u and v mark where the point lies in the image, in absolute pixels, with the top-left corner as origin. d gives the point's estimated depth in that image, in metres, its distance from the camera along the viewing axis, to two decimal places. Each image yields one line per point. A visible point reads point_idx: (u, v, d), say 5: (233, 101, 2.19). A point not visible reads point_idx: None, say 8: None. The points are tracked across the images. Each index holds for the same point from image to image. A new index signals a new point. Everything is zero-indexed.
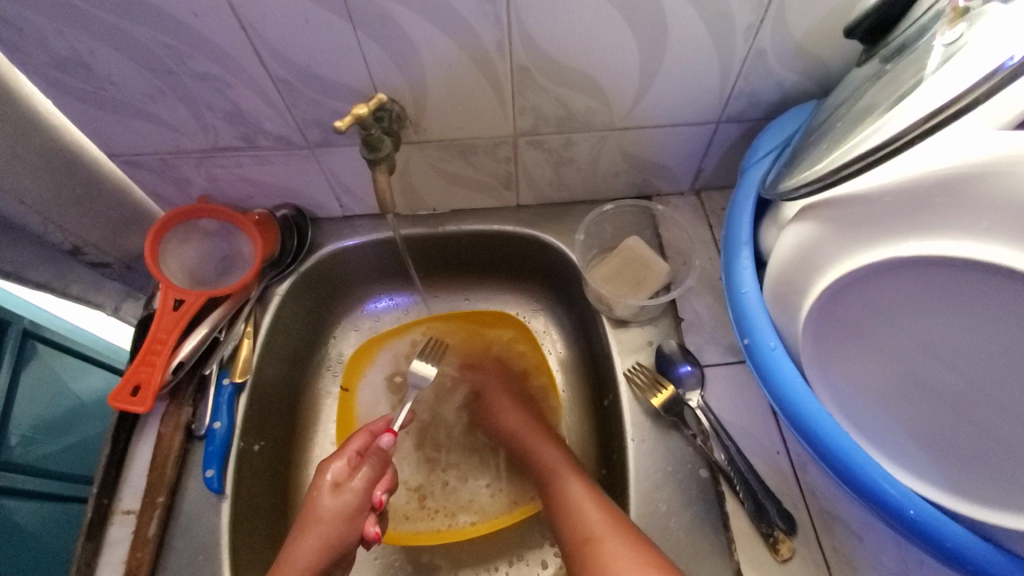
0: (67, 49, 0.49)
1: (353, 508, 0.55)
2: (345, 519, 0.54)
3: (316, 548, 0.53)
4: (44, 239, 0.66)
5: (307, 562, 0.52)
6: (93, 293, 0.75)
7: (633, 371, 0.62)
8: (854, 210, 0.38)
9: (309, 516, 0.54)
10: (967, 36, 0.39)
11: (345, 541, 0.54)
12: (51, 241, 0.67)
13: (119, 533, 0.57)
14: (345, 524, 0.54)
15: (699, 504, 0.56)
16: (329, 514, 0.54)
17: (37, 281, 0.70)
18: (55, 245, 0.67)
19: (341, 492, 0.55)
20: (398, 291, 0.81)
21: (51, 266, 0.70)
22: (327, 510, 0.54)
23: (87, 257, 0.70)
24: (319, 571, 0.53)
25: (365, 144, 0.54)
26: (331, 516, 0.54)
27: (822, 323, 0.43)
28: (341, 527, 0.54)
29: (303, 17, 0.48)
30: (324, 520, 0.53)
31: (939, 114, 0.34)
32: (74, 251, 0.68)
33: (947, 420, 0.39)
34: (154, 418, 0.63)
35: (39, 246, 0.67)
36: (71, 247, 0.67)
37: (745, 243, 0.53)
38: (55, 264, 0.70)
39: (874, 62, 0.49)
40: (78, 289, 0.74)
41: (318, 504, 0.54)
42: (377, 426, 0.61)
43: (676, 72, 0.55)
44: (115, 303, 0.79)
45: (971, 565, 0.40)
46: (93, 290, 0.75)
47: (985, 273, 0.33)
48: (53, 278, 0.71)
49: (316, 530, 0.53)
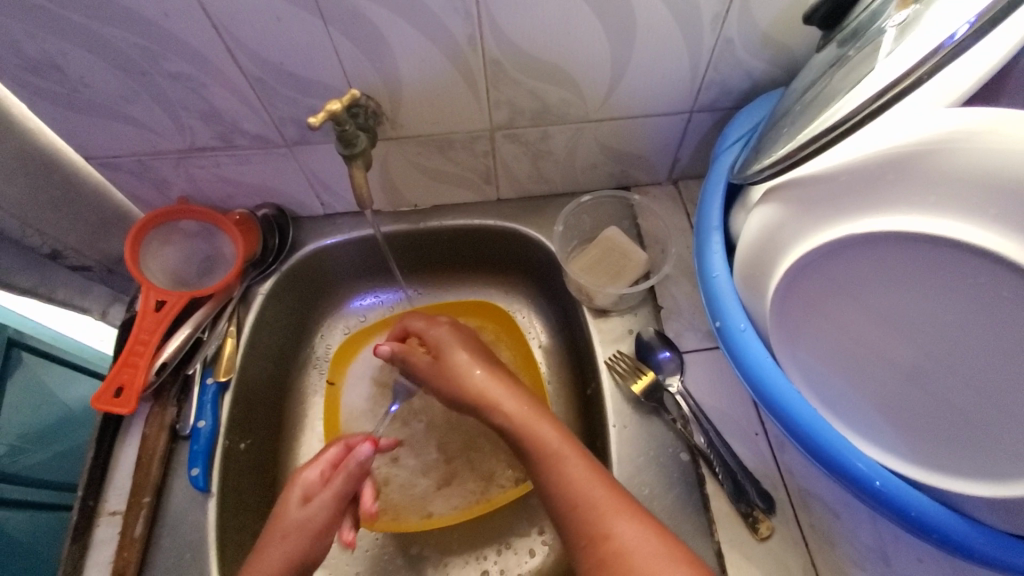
0: (39, 51, 0.50)
1: (321, 523, 0.54)
2: (311, 533, 0.53)
3: (279, 561, 0.51)
4: (22, 244, 0.66)
5: None
6: (78, 297, 0.76)
7: (613, 359, 0.63)
8: (812, 190, 0.40)
9: (276, 527, 0.54)
10: (917, 20, 0.40)
11: (312, 554, 0.53)
12: (29, 245, 0.67)
13: (105, 534, 0.57)
14: (313, 538, 0.53)
15: (679, 487, 0.57)
16: (296, 528, 0.53)
17: (22, 287, 0.71)
18: (34, 250, 0.68)
19: (310, 505, 0.55)
20: (383, 288, 0.82)
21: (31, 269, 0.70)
22: (297, 522, 0.54)
23: (67, 261, 0.70)
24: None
25: (341, 139, 0.54)
26: (296, 530, 0.53)
27: (788, 303, 0.44)
28: (307, 542, 0.53)
29: (275, 16, 0.48)
30: (289, 535, 0.53)
31: (886, 93, 0.35)
32: (54, 255, 0.69)
33: (908, 394, 0.40)
34: (139, 419, 0.63)
35: (19, 254, 0.68)
36: (51, 251, 0.68)
37: (715, 228, 0.54)
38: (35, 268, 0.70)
39: (831, 47, 0.50)
40: (64, 294, 0.75)
41: (287, 518, 0.54)
42: (355, 438, 0.60)
43: (648, 62, 0.55)
44: (102, 307, 0.79)
45: (935, 532, 0.41)
46: (79, 293, 0.76)
47: (936, 248, 0.34)
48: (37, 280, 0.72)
49: (280, 544, 0.52)
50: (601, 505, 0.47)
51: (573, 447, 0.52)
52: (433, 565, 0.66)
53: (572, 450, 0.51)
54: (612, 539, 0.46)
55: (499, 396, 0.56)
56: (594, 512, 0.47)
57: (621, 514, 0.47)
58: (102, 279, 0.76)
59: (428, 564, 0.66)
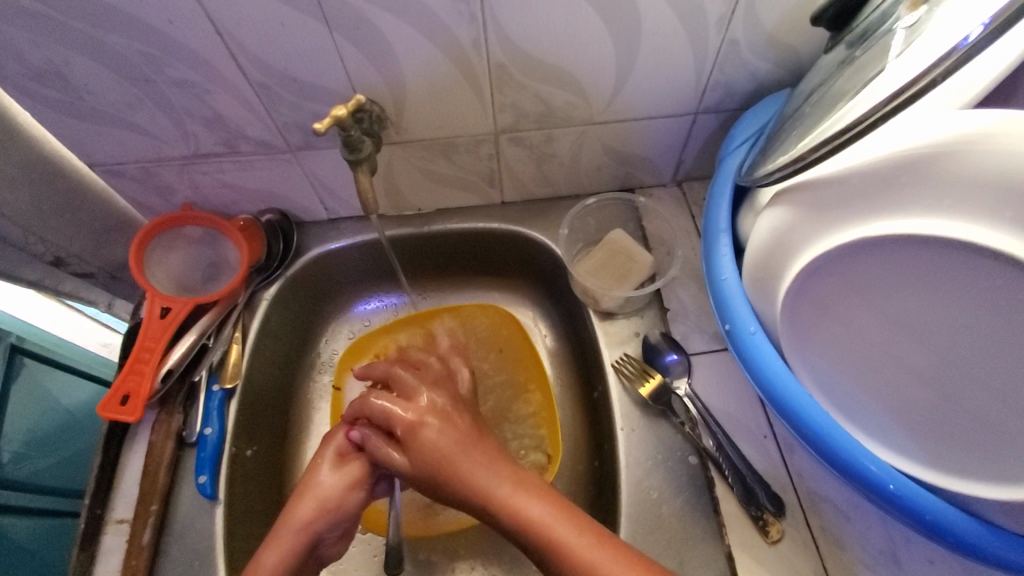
0: (43, 59, 0.50)
1: (357, 477, 0.57)
2: (345, 485, 0.56)
3: (313, 509, 0.55)
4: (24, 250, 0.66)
5: (304, 522, 0.54)
6: (83, 291, 0.75)
7: (621, 362, 0.63)
8: (824, 193, 0.39)
9: (312, 482, 0.56)
10: (926, 21, 0.40)
11: (346, 507, 0.56)
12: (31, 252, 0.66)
13: (113, 543, 0.57)
14: (348, 491, 0.56)
15: (689, 490, 0.57)
16: (331, 481, 0.56)
17: (28, 279, 0.69)
18: (37, 257, 0.67)
19: (345, 466, 0.58)
20: (388, 293, 0.82)
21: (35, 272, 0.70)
22: (333, 476, 0.57)
23: (71, 267, 0.70)
24: (315, 532, 0.54)
25: (346, 145, 0.54)
26: (332, 482, 0.56)
27: (799, 307, 0.44)
28: (342, 492, 0.56)
29: (279, 22, 0.48)
30: (327, 485, 0.56)
31: (901, 95, 0.35)
32: (57, 261, 0.68)
33: (921, 396, 0.40)
34: (145, 427, 0.63)
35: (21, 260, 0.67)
36: (54, 258, 0.67)
37: (723, 231, 0.54)
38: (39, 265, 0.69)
39: (840, 48, 0.50)
40: (70, 287, 0.73)
41: (319, 473, 0.57)
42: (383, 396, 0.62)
43: (653, 64, 0.55)
44: (109, 300, 0.79)
45: (949, 535, 0.41)
46: (84, 287, 0.75)
47: (951, 251, 0.34)
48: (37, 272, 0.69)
49: (313, 494, 0.55)
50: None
51: (541, 497, 0.49)
52: (441, 570, 0.65)
53: (528, 491, 0.49)
54: None
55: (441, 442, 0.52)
56: None
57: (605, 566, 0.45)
58: (107, 284, 0.76)
59: (435, 569, 0.66)
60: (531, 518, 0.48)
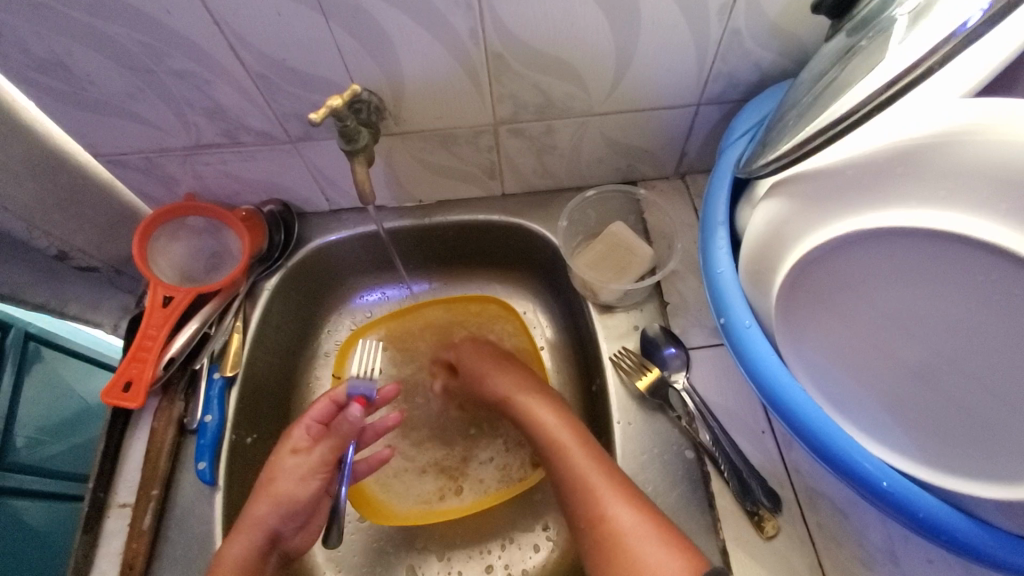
0: (45, 50, 0.50)
1: (310, 467, 0.57)
2: (297, 479, 0.56)
3: (268, 507, 0.55)
4: (28, 244, 0.67)
5: (259, 521, 0.55)
6: (89, 311, 0.80)
7: (619, 355, 0.63)
8: (820, 183, 0.39)
9: (271, 487, 0.56)
10: (927, 9, 0.39)
11: (297, 501, 0.56)
12: (35, 247, 0.68)
13: (115, 526, 0.58)
14: (297, 484, 0.56)
15: (684, 484, 0.56)
16: (285, 477, 0.57)
17: (34, 302, 0.75)
18: (42, 252, 0.69)
19: (300, 459, 0.58)
20: (390, 285, 0.82)
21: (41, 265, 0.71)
22: (285, 471, 0.57)
23: (75, 262, 0.72)
24: (269, 529, 0.55)
25: (343, 135, 0.54)
26: (284, 476, 0.57)
27: (794, 300, 0.43)
28: (293, 484, 0.56)
29: (276, 12, 0.48)
30: (282, 480, 0.56)
31: (896, 84, 0.34)
32: (61, 256, 0.70)
33: (917, 393, 0.39)
34: (148, 413, 0.64)
35: (25, 254, 0.69)
36: (58, 253, 0.69)
37: (721, 223, 0.53)
38: (50, 278, 0.74)
39: (840, 35, 0.49)
40: (76, 308, 0.79)
41: (277, 467, 0.58)
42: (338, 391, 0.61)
43: (654, 54, 0.54)
44: (113, 321, 0.84)
45: (944, 534, 0.40)
46: (91, 307, 0.80)
47: (948, 243, 0.34)
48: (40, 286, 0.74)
49: (268, 492, 0.56)
50: (590, 473, 0.53)
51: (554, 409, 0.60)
52: (435, 559, 0.66)
53: (548, 405, 0.61)
54: (604, 516, 0.50)
55: (494, 377, 0.65)
56: (582, 479, 0.53)
57: (615, 496, 0.51)
58: (112, 280, 0.78)
59: (431, 559, 0.66)
60: (540, 420, 0.60)
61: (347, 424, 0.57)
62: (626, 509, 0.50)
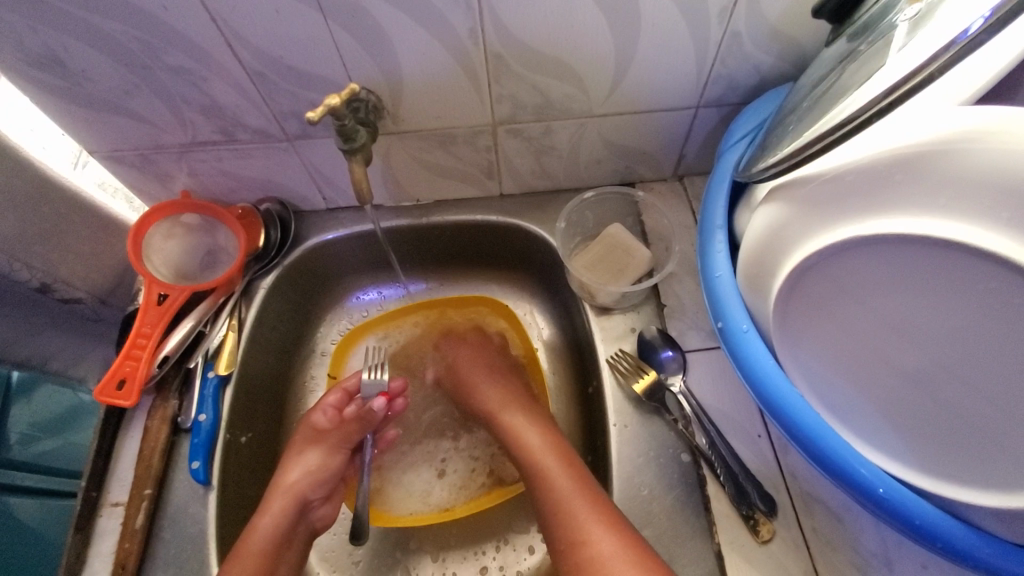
0: (41, 45, 0.50)
1: (333, 442, 0.63)
2: (326, 449, 0.62)
3: (303, 474, 0.60)
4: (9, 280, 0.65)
5: (296, 486, 0.59)
6: (71, 367, 0.81)
7: (616, 357, 0.63)
8: (819, 188, 0.39)
9: (298, 459, 0.62)
10: (927, 16, 0.39)
11: (327, 470, 0.62)
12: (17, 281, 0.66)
13: (107, 526, 0.58)
14: (327, 455, 0.62)
15: (680, 488, 0.56)
16: (313, 449, 0.62)
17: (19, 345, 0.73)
18: (23, 285, 0.67)
19: (324, 435, 0.63)
20: (387, 284, 0.81)
21: (23, 304, 0.69)
22: (313, 445, 0.62)
23: (57, 293, 0.70)
24: (303, 495, 0.59)
25: (340, 134, 0.54)
26: (313, 447, 0.62)
27: (791, 305, 0.43)
28: (322, 455, 0.62)
29: (275, 9, 0.48)
30: (313, 449, 0.62)
31: (896, 90, 0.34)
32: (43, 288, 0.68)
33: (912, 400, 0.40)
34: (141, 412, 0.63)
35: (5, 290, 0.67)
36: (41, 284, 0.67)
37: (719, 227, 0.53)
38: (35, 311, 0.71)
39: (841, 41, 0.49)
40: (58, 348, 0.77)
41: (303, 441, 0.63)
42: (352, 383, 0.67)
43: (654, 55, 0.54)
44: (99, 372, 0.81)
45: (938, 540, 0.41)
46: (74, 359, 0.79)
47: (946, 252, 0.34)
48: (18, 322, 0.71)
49: (301, 460, 0.61)
50: (569, 498, 0.54)
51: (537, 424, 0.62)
52: (430, 560, 0.66)
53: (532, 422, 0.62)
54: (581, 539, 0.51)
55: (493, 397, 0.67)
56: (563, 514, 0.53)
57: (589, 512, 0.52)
58: (95, 317, 0.76)
59: (425, 560, 0.66)
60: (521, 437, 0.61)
61: (371, 408, 0.64)
62: (612, 539, 0.50)
